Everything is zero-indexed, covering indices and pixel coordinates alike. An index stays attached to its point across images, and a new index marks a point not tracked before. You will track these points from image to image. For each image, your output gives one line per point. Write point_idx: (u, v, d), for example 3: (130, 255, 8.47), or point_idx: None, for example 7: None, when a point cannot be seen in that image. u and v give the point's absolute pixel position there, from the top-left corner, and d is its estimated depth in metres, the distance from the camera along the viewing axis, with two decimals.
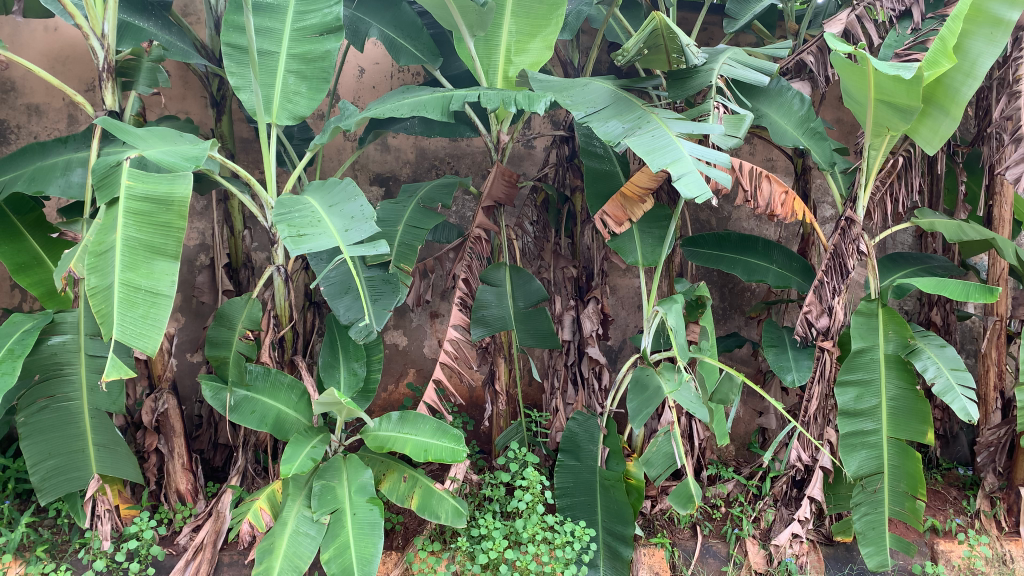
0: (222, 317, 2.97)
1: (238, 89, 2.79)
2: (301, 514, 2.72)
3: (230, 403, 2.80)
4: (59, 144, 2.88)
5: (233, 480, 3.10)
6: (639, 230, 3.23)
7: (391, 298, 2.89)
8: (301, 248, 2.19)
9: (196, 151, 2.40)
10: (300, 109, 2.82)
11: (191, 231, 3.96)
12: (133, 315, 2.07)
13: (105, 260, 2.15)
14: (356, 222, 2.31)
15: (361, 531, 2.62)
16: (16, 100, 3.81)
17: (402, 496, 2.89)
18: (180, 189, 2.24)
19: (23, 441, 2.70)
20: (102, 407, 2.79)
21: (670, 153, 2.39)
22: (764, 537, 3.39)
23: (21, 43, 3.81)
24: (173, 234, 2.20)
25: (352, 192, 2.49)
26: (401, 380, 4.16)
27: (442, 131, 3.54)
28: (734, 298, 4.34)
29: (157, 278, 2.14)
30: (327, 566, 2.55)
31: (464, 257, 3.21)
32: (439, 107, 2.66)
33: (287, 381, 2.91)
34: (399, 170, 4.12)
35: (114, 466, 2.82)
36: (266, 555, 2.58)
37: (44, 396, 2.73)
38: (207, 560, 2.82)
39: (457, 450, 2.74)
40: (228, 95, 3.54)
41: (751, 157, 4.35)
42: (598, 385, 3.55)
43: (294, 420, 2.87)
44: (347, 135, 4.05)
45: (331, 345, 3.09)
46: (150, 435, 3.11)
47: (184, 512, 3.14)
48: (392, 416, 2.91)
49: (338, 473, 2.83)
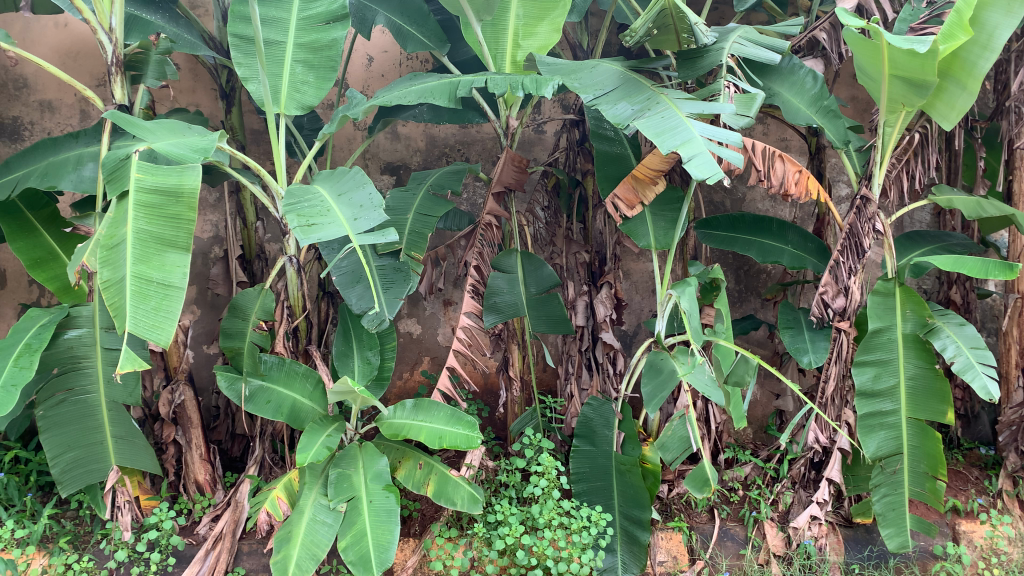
0: (236, 308, 2.97)
1: (246, 80, 2.77)
2: (319, 503, 2.73)
3: (246, 394, 2.80)
4: (71, 138, 2.88)
5: (250, 470, 3.14)
6: (652, 212, 3.20)
7: (403, 286, 2.87)
8: (310, 237, 2.19)
9: (205, 142, 2.43)
10: (308, 99, 2.79)
11: (205, 224, 3.96)
12: (145, 308, 2.09)
13: (117, 254, 2.16)
14: (366, 211, 2.31)
15: (378, 518, 2.64)
16: (29, 97, 3.82)
17: (419, 483, 2.90)
18: (189, 181, 2.24)
19: (42, 435, 2.71)
20: (120, 399, 2.83)
21: (680, 134, 2.36)
22: (783, 519, 3.36)
23: (32, 39, 3.82)
24: (184, 226, 2.21)
25: (361, 180, 2.48)
26: (416, 368, 4.16)
27: (451, 118, 3.46)
28: (750, 280, 4.30)
29: (169, 270, 2.15)
30: (345, 554, 2.56)
31: (475, 244, 3.20)
32: (447, 93, 2.65)
33: (302, 371, 2.92)
34: (409, 158, 4.11)
35: (133, 457, 2.85)
36: (284, 543, 2.59)
37: (62, 389, 2.75)
38: (227, 549, 2.87)
39: (471, 437, 2.74)
40: (237, 87, 3.55)
41: (765, 137, 4.29)
42: (612, 369, 3.55)
43: (310, 409, 2.87)
44: (357, 124, 4.04)
45: (345, 334, 3.08)
46: (168, 427, 3.13)
47: (203, 502, 3.18)
48: (406, 404, 2.91)
49: (353, 461, 2.84)
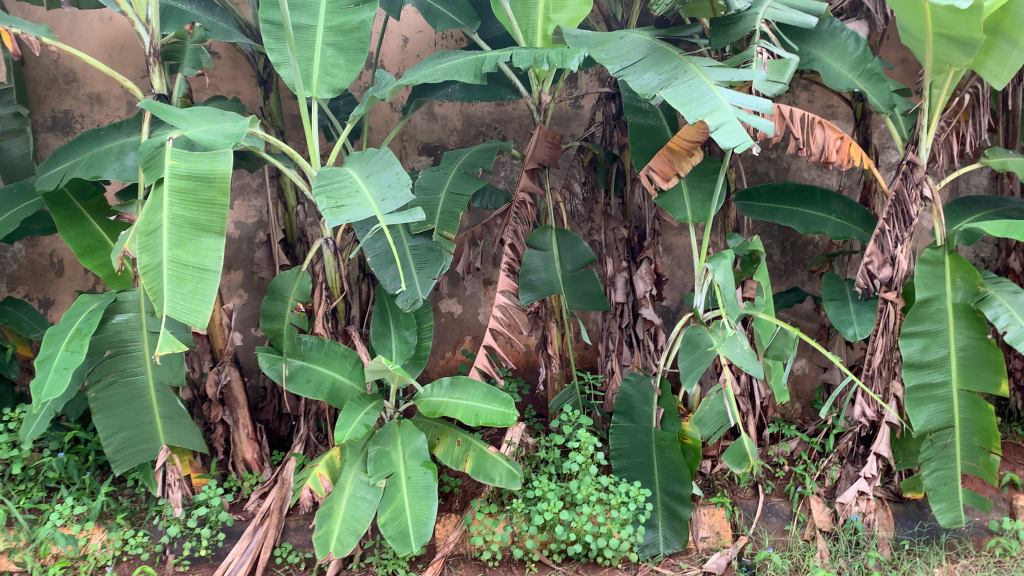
0: (274, 290, 3.01)
1: (278, 65, 2.80)
2: (358, 479, 2.78)
3: (287, 373, 2.87)
4: (114, 129, 2.98)
5: (296, 448, 3.24)
6: (688, 184, 3.15)
7: (436, 266, 2.90)
8: (339, 219, 2.21)
9: (237, 128, 2.47)
10: (339, 82, 2.82)
11: (248, 209, 4.02)
12: (182, 291, 2.15)
13: (154, 238, 2.23)
14: (392, 191, 2.33)
15: (416, 494, 2.68)
16: (79, 90, 3.94)
17: (457, 460, 2.93)
18: (221, 165, 2.28)
19: (94, 416, 2.82)
20: (166, 379, 2.91)
21: (709, 103, 2.31)
22: (830, 494, 3.29)
23: (79, 35, 3.92)
24: (217, 211, 2.25)
25: (389, 161, 2.51)
26: (458, 347, 4.19)
27: (483, 95, 3.40)
28: (797, 252, 4.20)
29: (204, 254, 2.21)
30: (384, 530, 2.62)
31: (510, 222, 3.25)
32: (472, 70, 2.64)
33: (341, 350, 2.98)
34: (446, 138, 4.11)
35: (180, 437, 2.95)
36: (326, 519, 2.66)
37: (112, 372, 2.86)
38: (275, 525, 2.97)
39: (507, 414, 2.77)
40: (274, 73, 3.61)
41: (810, 104, 4.12)
42: (653, 346, 3.51)
43: (350, 388, 2.94)
44: (393, 106, 4.05)
45: (382, 315, 3.12)
46: (216, 407, 3.22)
47: (252, 480, 3.28)
48: (443, 382, 2.94)
49: (393, 438, 2.89)
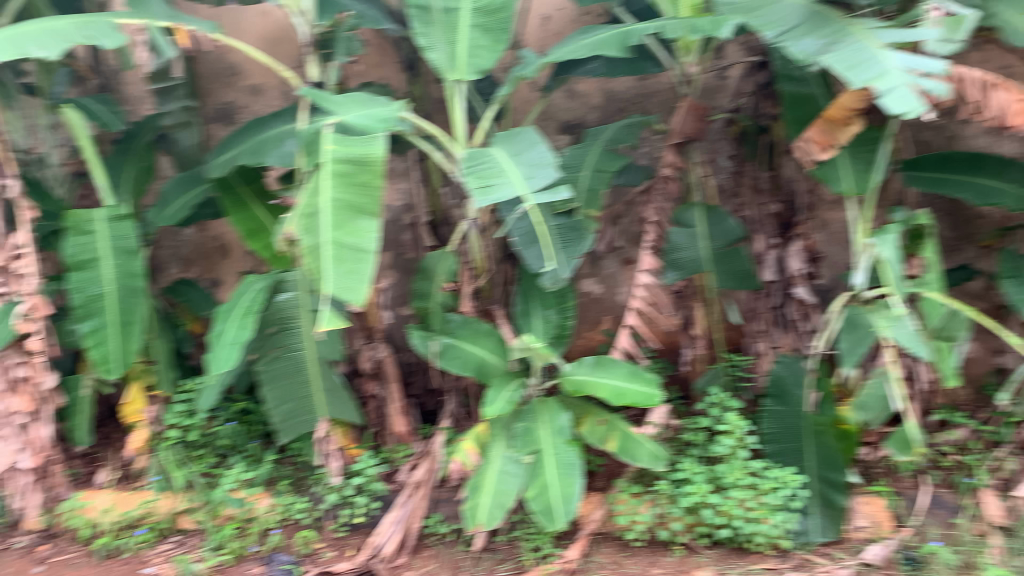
0: (424, 270, 3.12)
1: (425, 49, 2.85)
2: (505, 455, 2.82)
3: (437, 350, 2.98)
4: (274, 117, 3.16)
5: (446, 422, 3.34)
6: (848, 154, 2.97)
7: (578, 246, 2.89)
8: (488, 199, 2.28)
9: (387, 111, 2.58)
10: (484, 63, 2.83)
11: (395, 191, 4.14)
12: (341, 271, 2.26)
13: (315, 221, 2.34)
14: (538, 170, 2.36)
15: (562, 471, 2.70)
16: (240, 82, 4.17)
17: (601, 439, 2.90)
18: (374, 150, 2.41)
19: (263, 387, 3.03)
20: (326, 355, 3.12)
21: (874, 67, 2.17)
22: (1005, 488, 3.04)
23: (240, 29, 4.15)
24: (372, 193, 2.36)
25: (534, 140, 2.54)
26: (598, 327, 4.14)
27: (627, 70, 3.29)
28: (966, 226, 3.80)
29: (361, 235, 2.32)
30: (531, 505, 2.67)
31: (654, 199, 3.22)
32: (618, 43, 2.62)
33: (485, 329, 3.03)
34: (586, 115, 4.06)
35: (338, 409, 3.13)
36: (475, 492, 2.73)
37: (276, 347, 3.04)
38: (424, 497, 3.06)
39: (652, 395, 2.73)
40: (419, 58, 3.69)
41: (982, 64, 3.67)
42: (806, 327, 3.39)
43: (495, 365, 2.96)
44: (533, 85, 4.03)
45: (525, 295, 3.15)
46: (370, 381, 3.43)
47: (404, 451, 3.39)
48: (587, 360, 2.93)
49: (537, 416, 2.90)
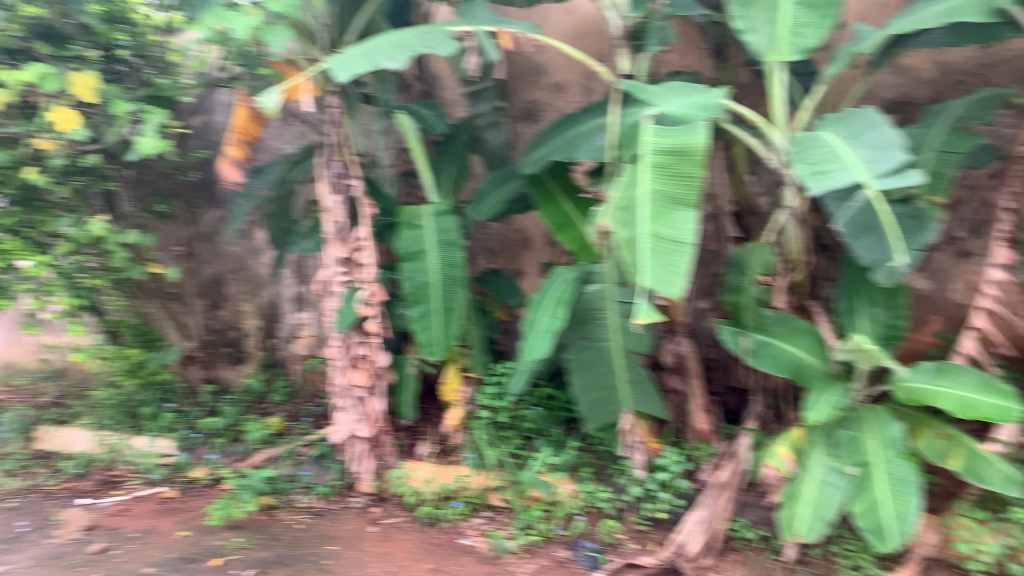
0: (738, 262, 2.95)
1: (744, 32, 2.75)
2: (827, 464, 2.65)
3: (751, 347, 2.89)
4: (584, 113, 3.25)
5: (753, 424, 3.16)
6: None
7: (918, 237, 2.61)
8: (823, 185, 2.22)
9: (708, 99, 2.53)
10: (808, 42, 2.66)
11: None
12: (658, 263, 2.27)
13: (632, 213, 2.40)
14: (880, 153, 2.20)
15: (894, 488, 2.46)
16: (545, 80, 4.32)
17: (939, 454, 2.59)
18: (695, 138, 2.36)
19: (574, 375, 3.15)
20: (631, 347, 3.08)
21: None
22: None
23: (548, 28, 4.29)
24: (691, 183, 2.34)
25: (875, 120, 2.37)
26: (926, 329, 3.59)
27: (976, 35, 2.83)
28: None
29: (680, 227, 2.30)
30: (858, 522, 2.48)
31: (1011, 183, 2.83)
32: (978, 7, 2.51)
33: (802, 326, 2.83)
34: (915, 92, 3.64)
35: (643, 403, 3.08)
36: (792, 501, 2.61)
37: (584, 337, 3.15)
38: (730, 498, 2.98)
39: (1009, 409, 2.39)
40: (727, 42, 3.56)
41: None
42: None
43: (814, 367, 2.79)
44: (852, 62, 3.70)
45: (849, 291, 2.94)
46: (672, 376, 3.46)
47: (705, 449, 3.36)
48: (926, 367, 2.63)
49: (865, 424, 2.66)
